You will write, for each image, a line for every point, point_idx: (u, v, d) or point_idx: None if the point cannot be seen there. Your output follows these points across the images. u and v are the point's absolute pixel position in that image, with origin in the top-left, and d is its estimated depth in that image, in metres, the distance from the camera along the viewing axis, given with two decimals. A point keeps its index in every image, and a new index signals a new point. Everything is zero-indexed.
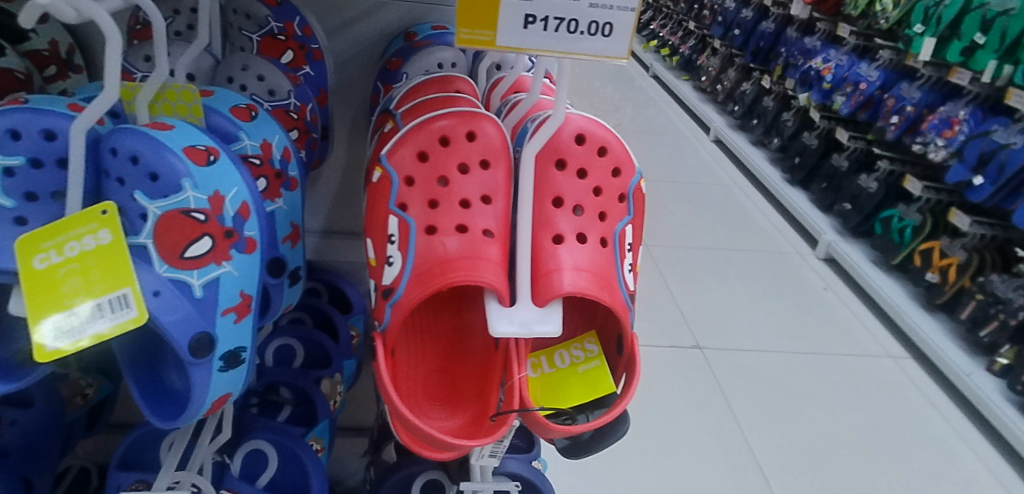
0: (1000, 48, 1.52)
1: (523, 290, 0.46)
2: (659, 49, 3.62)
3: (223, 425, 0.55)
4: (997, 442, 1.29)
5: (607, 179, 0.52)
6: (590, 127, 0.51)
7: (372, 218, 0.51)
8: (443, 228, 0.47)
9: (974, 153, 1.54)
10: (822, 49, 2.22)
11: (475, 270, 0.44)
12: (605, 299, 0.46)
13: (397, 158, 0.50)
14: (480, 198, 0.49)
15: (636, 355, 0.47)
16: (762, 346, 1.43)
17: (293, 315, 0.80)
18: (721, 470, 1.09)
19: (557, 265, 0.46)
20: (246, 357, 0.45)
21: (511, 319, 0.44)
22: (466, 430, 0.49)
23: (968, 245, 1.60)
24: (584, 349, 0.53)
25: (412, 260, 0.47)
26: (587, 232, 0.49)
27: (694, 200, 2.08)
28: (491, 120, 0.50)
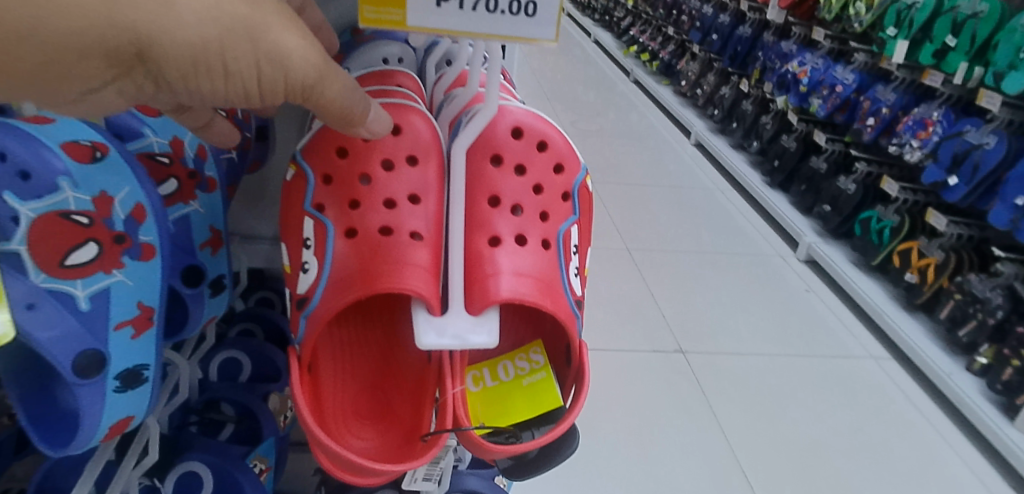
0: (971, 50, 1.54)
1: (455, 296, 0.44)
2: (639, 54, 3.63)
3: (150, 446, 0.51)
4: (979, 441, 1.29)
5: (548, 177, 0.51)
6: (528, 122, 0.51)
7: (291, 221, 0.50)
8: (365, 230, 0.46)
9: (947, 153, 1.55)
10: (797, 52, 2.23)
11: (398, 277, 0.43)
12: (547, 305, 0.45)
13: (318, 159, 0.50)
14: (408, 197, 0.48)
15: (585, 363, 0.47)
16: (744, 349, 1.43)
17: (241, 326, 0.73)
18: (704, 477, 1.08)
19: (494, 269, 0.45)
20: (148, 375, 0.43)
21: (445, 331, 0.42)
22: (397, 450, 0.47)
23: (946, 245, 1.60)
24: (529, 359, 0.51)
25: (330, 266, 0.45)
26: (527, 233, 0.48)
27: (675, 204, 2.08)
28: (420, 114, 0.49)
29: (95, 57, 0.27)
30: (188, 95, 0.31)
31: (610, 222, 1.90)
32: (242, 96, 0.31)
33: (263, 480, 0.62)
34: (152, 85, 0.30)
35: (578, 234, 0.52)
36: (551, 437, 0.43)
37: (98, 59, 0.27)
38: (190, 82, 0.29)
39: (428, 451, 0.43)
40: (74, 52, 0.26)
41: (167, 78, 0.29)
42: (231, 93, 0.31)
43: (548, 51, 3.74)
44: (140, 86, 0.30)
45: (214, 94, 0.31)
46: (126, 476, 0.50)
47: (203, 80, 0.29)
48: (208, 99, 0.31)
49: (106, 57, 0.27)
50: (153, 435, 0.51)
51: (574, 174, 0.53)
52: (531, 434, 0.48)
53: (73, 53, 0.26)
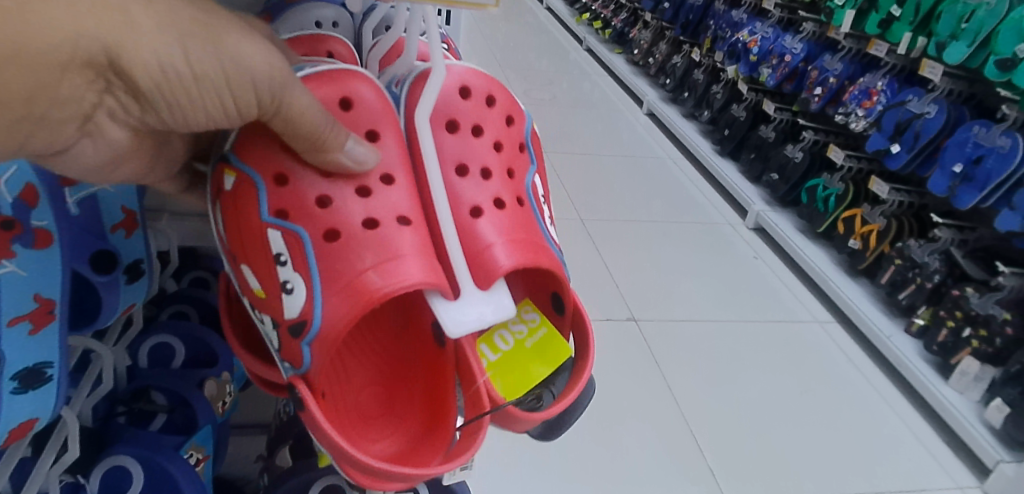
0: (915, 20, 1.55)
1: (462, 277, 0.40)
2: (592, 22, 3.56)
3: (70, 443, 0.47)
4: (916, 400, 1.34)
5: (503, 131, 0.47)
6: (474, 79, 0.46)
7: (246, 237, 0.40)
8: (348, 230, 0.39)
9: (891, 122, 1.58)
10: (748, 21, 2.24)
11: (401, 269, 0.37)
12: (546, 262, 0.42)
13: (258, 157, 0.40)
14: (380, 178, 0.41)
15: (583, 312, 0.46)
16: (695, 316, 1.45)
17: (174, 308, 0.68)
18: (657, 444, 1.10)
19: (486, 242, 0.41)
20: (54, 374, 0.38)
21: (468, 311, 0.39)
22: (419, 440, 0.44)
23: (888, 212, 1.64)
24: (524, 321, 0.46)
25: (319, 280, 0.38)
26: (503, 196, 0.44)
27: (628, 174, 2.08)
28: (364, 81, 0.42)
29: (70, 80, 0.26)
30: (167, 118, 0.30)
31: (564, 192, 1.88)
32: (223, 108, 0.30)
33: (201, 470, 0.58)
34: (129, 110, 0.29)
35: (541, 184, 0.50)
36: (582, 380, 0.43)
37: (72, 85, 0.26)
38: (168, 97, 0.28)
39: (456, 455, 0.39)
40: (47, 77, 0.25)
41: (143, 96, 0.28)
42: (210, 107, 0.30)
43: (499, 18, 3.64)
44: (119, 111, 0.29)
45: (193, 110, 0.29)
46: (43, 476, 0.46)
47: (178, 93, 0.28)
48: (191, 120, 0.30)
49: (80, 80, 0.26)
50: (73, 430, 0.47)
51: (523, 125, 0.50)
52: (551, 393, 0.45)
53: (47, 81, 0.25)
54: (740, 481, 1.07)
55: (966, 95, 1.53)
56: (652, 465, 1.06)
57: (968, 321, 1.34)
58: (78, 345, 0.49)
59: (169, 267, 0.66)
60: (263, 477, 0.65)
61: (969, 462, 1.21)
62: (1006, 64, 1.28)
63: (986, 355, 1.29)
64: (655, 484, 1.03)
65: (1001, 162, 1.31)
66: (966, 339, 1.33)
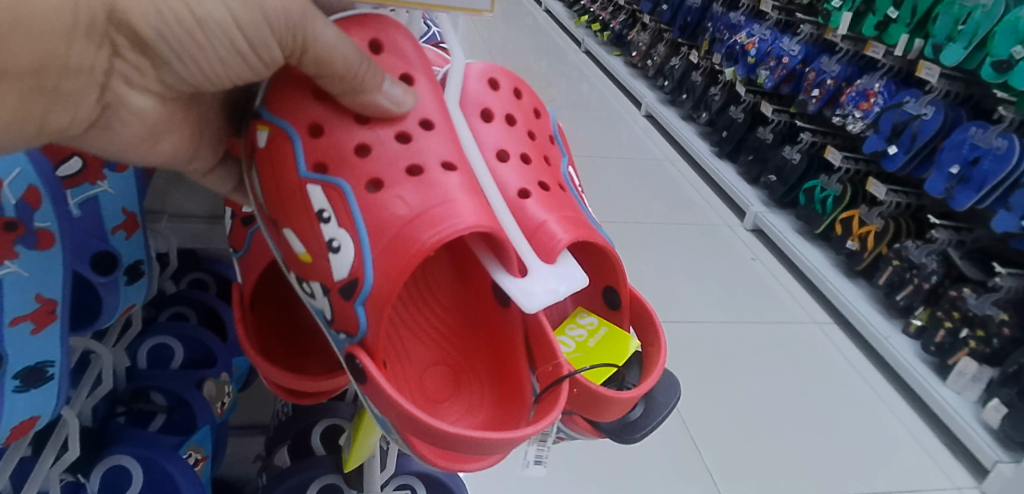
0: (911, 22, 1.56)
1: (520, 246, 0.38)
2: (590, 24, 3.56)
3: (70, 442, 0.47)
4: (914, 400, 1.34)
5: (535, 122, 0.48)
6: (500, 73, 0.47)
7: (287, 195, 0.39)
8: (391, 179, 0.38)
9: (887, 124, 1.58)
10: (746, 23, 2.24)
11: (456, 213, 0.36)
12: (596, 238, 0.41)
13: (290, 108, 0.39)
14: (419, 124, 0.40)
15: (642, 299, 0.45)
16: (694, 317, 1.45)
17: (173, 309, 0.68)
18: (652, 446, 1.10)
19: (538, 218, 0.40)
20: (55, 372, 0.38)
21: (534, 287, 0.37)
22: (498, 417, 0.42)
23: (885, 213, 1.64)
24: (581, 325, 0.46)
25: (365, 230, 0.36)
26: (546, 180, 0.44)
27: (626, 176, 2.08)
28: (400, 32, 0.42)
29: (80, 46, 0.27)
30: (183, 70, 0.31)
31: None
32: (240, 55, 0.31)
33: (199, 470, 0.58)
34: (144, 68, 0.31)
35: (577, 175, 0.50)
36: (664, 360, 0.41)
37: (83, 50, 0.28)
38: (177, 45, 0.29)
39: (541, 415, 0.37)
40: (59, 46, 0.26)
41: (155, 51, 0.29)
42: (226, 57, 0.31)
43: (497, 20, 3.65)
44: (133, 67, 0.30)
45: (205, 57, 0.30)
46: (43, 475, 0.46)
47: (187, 42, 0.29)
48: (211, 71, 0.31)
49: (88, 45, 0.28)
50: (73, 429, 0.47)
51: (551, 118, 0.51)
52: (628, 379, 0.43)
53: (59, 51, 0.27)
54: (738, 482, 1.07)
55: (963, 96, 1.54)
56: (649, 466, 1.06)
57: (965, 322, 1.34)
58: (79, 346, 0.49)
59: (168, 269, 0.65)
60: (261, 477, 0.65)
61: (967, 463, 1.22)
62: (1002, 66, 1.28)
63: (982, 355, 1.29)
64: (652, 484, 1.03)
65: (998, 163, 1.32)
66: (963, 340, 1.33)
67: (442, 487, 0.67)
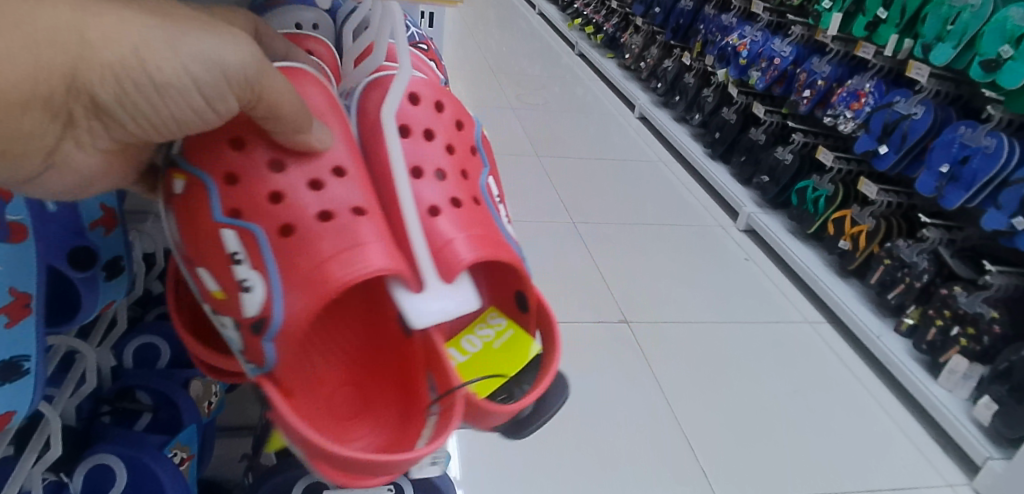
0: (901, 22, 1.56)
1: (426, 267, 0.37)
2: (584, 27, 3.57)
3: (52, 440, 0.47)
4: (906, 399, 1.35)
5: (455, 135, 0.45)
6: (422, 84, 0.45)
7: (199, 238, 0.37)
8: (304, 222, 0.36)
9: (878, 124, 1.59)
10: (737, 25, 2.25)
11: (365, 260, 0.35)
12: (504, 256, 0.40)
13: (206, 156, 0.37)
14: (331, 171, 0.38)
15: (547, 307, 0.43)
16: (687, 317, 1.45)
17: (161, 310, 0.68)
18: (645, 446, 1.10)
19: (444, 237, 0.38)
20: (31, 367, 0.38)
21: (428, 304, 0.36)
22: (401, 436, 0.42)
23: (877, 212, 1.64)
24: (490, 325, 0.45)
25: (278, 276, 0.35)
26: (460, 195, 0.41)
27: (620, 177, 2.09)
28: (311, 83, 0.41)
29: (28, 114, 0.23)
30: (141, 133, 0.27)
31: (556, 195, 1.88)
32: (201, 114, 0.27)
33: (185, 469, 0.58)
34: (99, 135, 0.26)
35: (496, 186, 0.48)
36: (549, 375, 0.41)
37: (32, 119, 0.23)
38: (134, 112, 0.25)
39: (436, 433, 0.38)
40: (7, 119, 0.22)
41: (113, 116, 0.25)
42: (184, 121, 0.27)
43: (492, 23, 3.66)
44: (83, 138, 0.25)
45: (164, 122, 0.26)
46: (25, 473, 0.46)
47: (151, 108, 0.25)
48: (169, 131, 0.27)
49: (39, 114, 0.23)
50: (55, 428, 0.48)
51: (473, 131, 0.48)
52: (520, 387, 0.43)
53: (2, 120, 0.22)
54: (733, 481, 1.07)
55: (953, 96, 1.54)
56: (645, 466, 1.06)
57: (956, 320, 1.34)
58: (61, 345, 0.49)
59: (155, 268, 0.65)
60: (248, 477, 0.65)
61: (959, 461, 1.22)
62: (991, 65, 1.29)
63: (973, 353, 1.30)
64: (646, 485, 1.03)
65: (987, 163, 1.32)
66: (954, 338, 1.33)
67: (428, 484, 0.67)
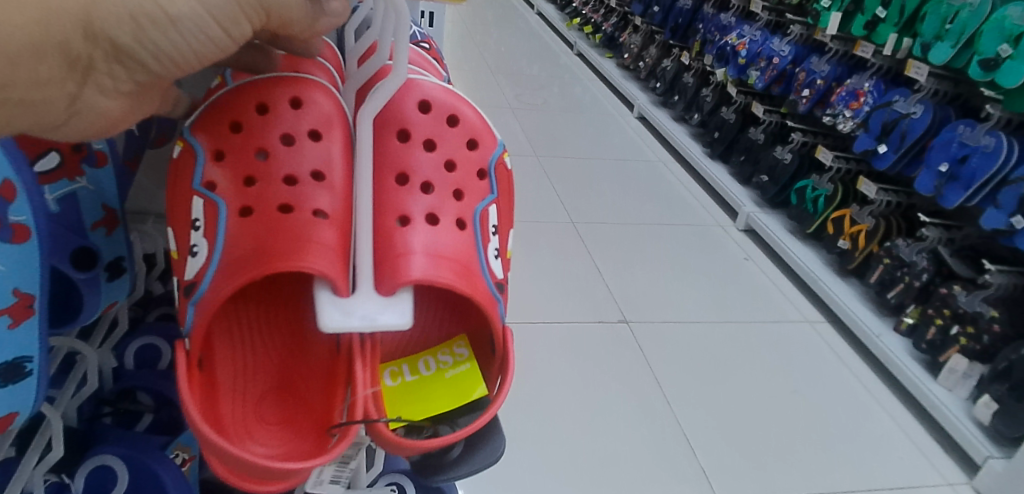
0: (899, 21, 1.56)
1: (363, 275, 0.42)
2: (583, 27, 3.57)
3: (54, 441, 0.47)
4: (906, 398, 1.35)
5: (458, 152, 0.50)
6: (436, 96, 0.50)
7: (179, 201, 0.46)
8: (260, 209, 0.43)
9: (877, 123, 1.59)
10: (736, 24, 2.24)
11: (302, 258, 0.41)
12: (461, 286, 0.43)
13: (207, 133, 0.46)
14: (310, 175, 0.45)
15: (509, 350, 0.45)
16: (687, 316, 1.45)
17: (161, 310, 0.68)
18: (646, 445, 1.10)
19: (405, 249, 0.43)
20: (34, 367, 0.38)
21: (353, 313, 0.41)
22: (297, 452, 0.45)
23: (877, 212, 1.64)
24: (452, 353, 0.50)
25: (221, 249, 0.42)
26: (439, 213, 0.46)
27: (619, 177, 2.09)
28: (320, 89, 0.48)
29: (45, 60, 0.26)
30: (159, 70, 0.30)
31: (556, 196, 1.88)
32: (209, 44, 0.30)
33: (186, 471, 0.58)
34: (119, 73, 0.29)
35: (497, 214, 0.51)
36: (472, 427, 0.42)
37: (50, 65, 0.26)
38: (150, 50, 0.28)
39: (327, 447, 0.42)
40: (30, 57, 0.26)
41: (127, 54, 0.28)
42: (202, 52, 0.30)
43: (490, 24, 3.65)
44: (104, 83, 0.29)
45: (179, 56, 0.29)
46: (26, 475, 0.46)
47: (160, 40, 0.28)
48: (182, 64, 0.30)
49: (57, 61, 0.26)
50: (57, 430, 0.47)
51: (489, 151, 0.52)
52: (449, 427, 0.47)
53: (22, 65, 0.25)
54: (733, 481, 1.07)
55: (951, 95, 1.55)
56: (646, 466, 1.07)
57: (955, 319, 1.34)
58: (63, 346, 0.49)
59: (156, 269, 0.65)
60: None
61: (959, 460, 1.22)
62: (990, 64, 1.29)
63: (973, 352, 1.29)
64: (646, 485, 1.03)
65: (986, 161, 1.32)
66: (953, 337, 1.33)
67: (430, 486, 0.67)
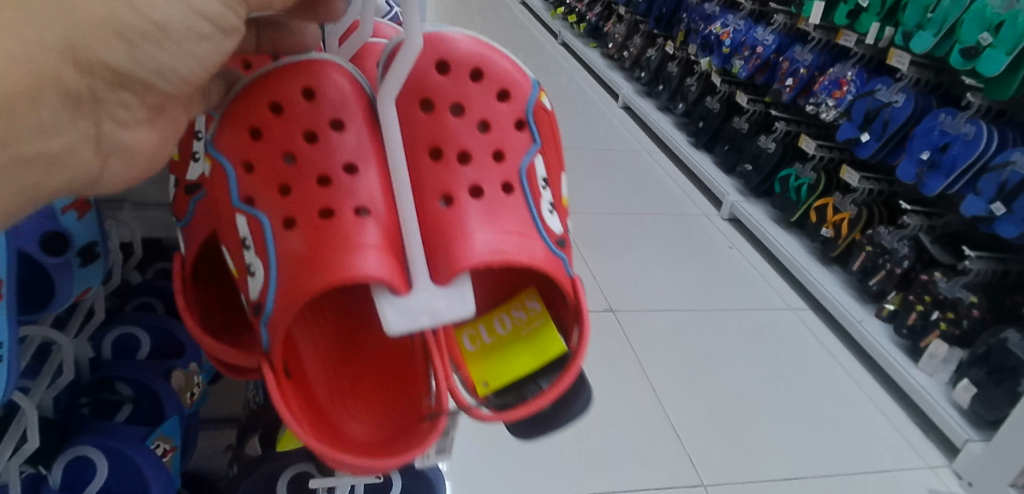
0: (882, 11, 1.57)
1: (419, 267, 0.39)
2: (566, 16, 3.55)
3: (29, 432, 0.46)
4: (888, 384, 1.37)
5: (490, 109, 0.46)
6: (460, 53, 0.45)
7: (223, 223, 0.43)
8: (303, 215, 0.41)
9: (860, 112, 1.60)
10: (720, 13, 2.24)
11: (356, 262, 0.37)
12: (532, 262, 0.40)
13: (230, 145, 0.43)
14: (344, 169, 0.42)
15: (583, 305, 0.42)
16: (671, 305, 1.46)
17: (140, 299, 0.66)
18: (634, 433, 1.11)
19: (465, 232, 0.41)
20: (4, 355, 0.37)
21: (415, 312, 0.38)
22: (395, 435, 0.43)
23: (859, 201, 1.66)
24: (525, 308, 0.47)
25: (273, 264, 0.39)
26: (484, 183, 0.44)
27: (604, 168, 2.09)
28: (335, 67, 0.43)
29: (44, 103, 0.24)
30: (166, 90, 0.28)
31: None
32: (204, 40, 0.27)
33: (168, 461, 0.56)
34: (130, 100, 0.27)
35: (543, 165, 0.48)
36: (560, 388, 0.40)
37: (50, 107, 0.24)
38: (155, 65, 0.26)
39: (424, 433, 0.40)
40: (30, 107, 0.23)
41: (127, 77, 0.26)
42: (199, 51, 0.27)
43: (473, 13, 3.62)
44: (115, 116, 0.27)
45: (178, 63, 0.27)
46: (1, 465, 0.45)
47: (158, 56, 0.26)
48: (186, 74, 0.28)
49: (59, 101, 0.24)
50: (32, 419, 0.46)
51: (525, 96, 0.48)
52: (538, 385, 0.44)
53: (23, 117, 0.23)
54: (719, 469, 1.08)
55: (933, 84, 1.57)
56: (633, 453, 1.07)
57: (935, 305, 1.36)
58: (36, 335, 0.47)
59: (131, 258, 0.64)
60: (233, 468, 0.65)
61: (938, 443, 1.24)
62: (971, 53, 1.30)
63: (953, 337, 1.32)
64: (632, 472, 1.04)
65: (967, 148, 1.34)
66: (934, 322, 1.35)
67: (418, 474, 0.67)
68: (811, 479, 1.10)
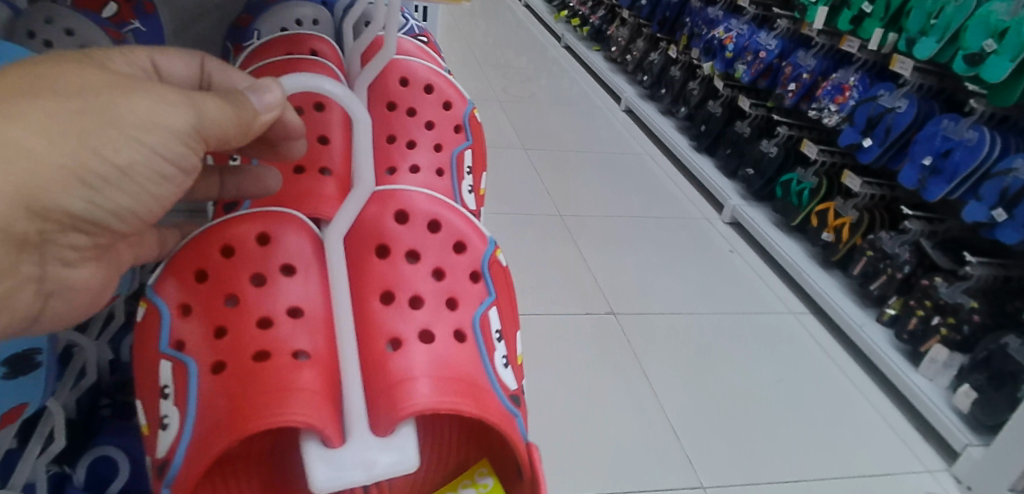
0: (885, 16, 1.58)
1: (359, 418, 0.46)
2: (569, 19, 3.56)
3: (58, 431, 0.54)
4: (890, 390, 1.37)
5: (447, 259, 0.56)
6: (416, 206, 0.56)
7: (148, 370, 0.49)
8: (237, 357, 0.47)
9: (863, 117, 1.60)
10: (723, 18, 2.25)
11: (284, 409, 0.43)
12: (469, 406, 0.47)
13: (168, 291, 0.50)
14: (287, 313, 0.50)
15: (536, 465, 0.50)
16: (672, 308, 1.46)
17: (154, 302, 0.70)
18: (635, 434, 1.11)
19: (409, 374, 0.48)
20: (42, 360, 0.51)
21: (349, 466, 0.44)
22: None
23: (860, 205, 1.65)
24: (478, 482, 0.56)
25: (191, 412, 0.45)
26: (433, 328, 0.52)
27: (606, 171, 2.09)
28: (291, 225, 0.53)
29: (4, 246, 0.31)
30: (110, 225, 0.36)
31: (542, 188, 1.88)
32: (163, 179, 0.36)
33: None
34: (80, 239, 0.35)
35: (498, 316, 0.57)
36: None
37: (6, 254, 0.31)
38: (104, 202, 0.34)
39: None
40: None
41: (80, 218, 0.33)
42: (150, 187, 0.36)
43: (477, 15, 3.63)
44: (63, 255, 0.35)
45: (123, 199, 0.35)
46: (33, 463, 0.52)
47: (108, 195, 0.34)
48: (134, 207, 0.36)
49: (11, 246, 0.31)
50: (59, 420, 0.54)
51: (479, 251, 0.58)
52: None
53: None
54: (720, 472, 1.08)
55: (935, 90, 1.57)
56: (633, 454, 1.08)
57: (936, 310, 1.36)
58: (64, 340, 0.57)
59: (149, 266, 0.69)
60: None
61: (938, 447, 1.24)
62: (974, 59, 1.31)
63: (955, 342, 1.31)
64: (634, 475, 1.04)
65: (969, 154, 1.34)
66: (935, 327, 1.35)
67: None
68: (812, 483, 1.10)
